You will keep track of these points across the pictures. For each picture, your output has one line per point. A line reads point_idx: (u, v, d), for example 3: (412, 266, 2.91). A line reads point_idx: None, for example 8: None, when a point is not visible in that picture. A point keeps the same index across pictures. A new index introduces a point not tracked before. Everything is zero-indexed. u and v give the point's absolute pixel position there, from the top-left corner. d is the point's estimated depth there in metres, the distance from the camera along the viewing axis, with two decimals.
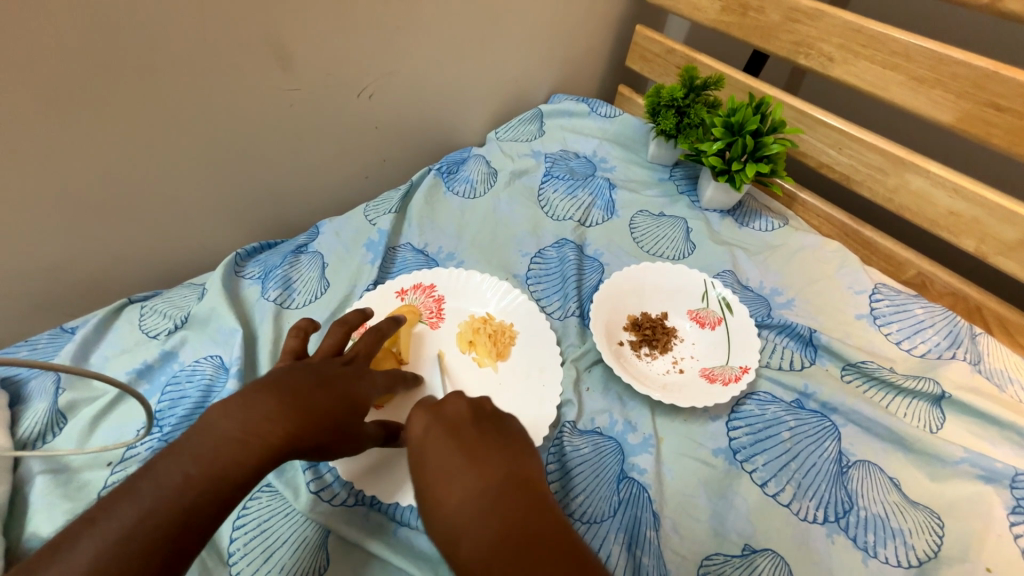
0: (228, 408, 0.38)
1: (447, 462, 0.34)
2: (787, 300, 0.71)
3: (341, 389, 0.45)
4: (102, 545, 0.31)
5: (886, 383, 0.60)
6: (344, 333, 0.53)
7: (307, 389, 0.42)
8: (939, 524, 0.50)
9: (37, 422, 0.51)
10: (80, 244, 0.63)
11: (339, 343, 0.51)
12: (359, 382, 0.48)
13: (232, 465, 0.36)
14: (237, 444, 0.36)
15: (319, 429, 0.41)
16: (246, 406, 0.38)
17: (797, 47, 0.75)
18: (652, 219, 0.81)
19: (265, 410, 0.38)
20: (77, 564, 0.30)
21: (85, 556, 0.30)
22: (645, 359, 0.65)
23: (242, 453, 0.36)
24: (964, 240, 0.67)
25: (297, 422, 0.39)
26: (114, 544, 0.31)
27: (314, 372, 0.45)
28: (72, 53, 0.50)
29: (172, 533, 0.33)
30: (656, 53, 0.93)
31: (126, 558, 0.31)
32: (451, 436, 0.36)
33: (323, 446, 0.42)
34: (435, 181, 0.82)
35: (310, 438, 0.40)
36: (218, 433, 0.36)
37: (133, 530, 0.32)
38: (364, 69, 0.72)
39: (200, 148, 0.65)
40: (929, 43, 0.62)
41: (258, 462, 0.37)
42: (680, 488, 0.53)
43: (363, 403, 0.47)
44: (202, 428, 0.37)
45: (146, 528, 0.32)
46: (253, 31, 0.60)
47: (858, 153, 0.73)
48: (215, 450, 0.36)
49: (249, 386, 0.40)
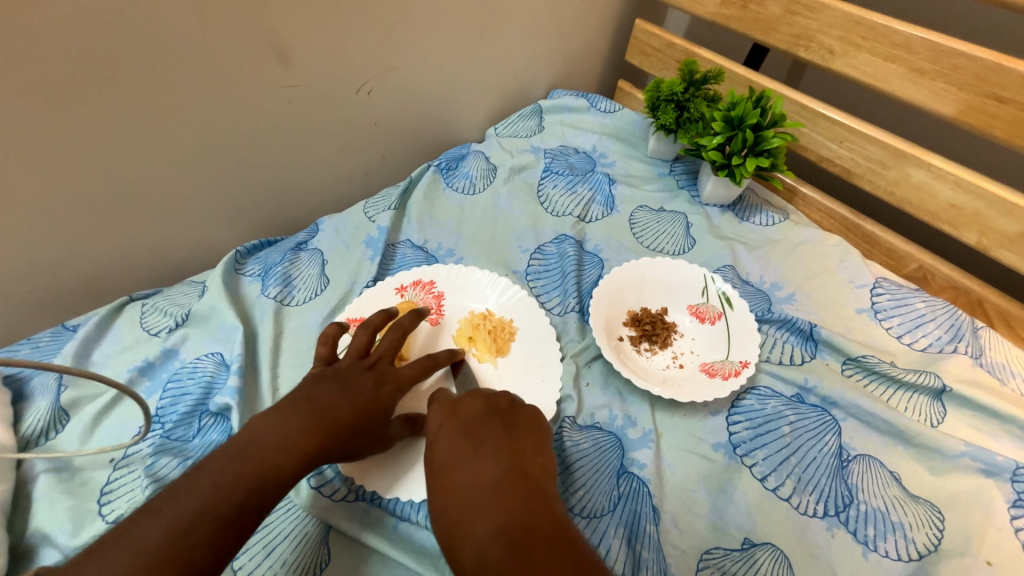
0: (269, 420, 0.43)
1: (458, 447, 0.42)
2: (787, 295, 0.71)
3: (366, 397, 0.48)
4: (166, 531, 0.35)
5: (887, 377, 0.60)
6: (371, 335, 0.53)
7: (334, 403, 0.46)
8: (939, 518, 0.50)
9: (40, 419, 0.52)
10: (81, 243, 0.64)
11: (365, 344, 0.53)
12: (385, 386, 0.50)
13: (272, 471, 0.40)
14: (277, 451, 0.41)
15: (348, 438, 0.46)
16: (283, 420, 0.44)
17: (797, 39, 0.74)
18: (652, 214, 0.81)
19: (300, 423, 0.44)
20: (144, 547, 0.34)
21: (152, 540, 0.34)
22: (645, 355, 0.65)
23: (283, 458, 0.41)
24: (966, 233, 0.67)
25: (326, 434, 0.44)
26: (178, 531, 0.35)
27: (341, 383, 0.48)
28: (70, 51, 0.50)
29: (225, 525, 0.37)
30: (656, 47, 0.93)
31: (190, 545, 0.35)
32: (465, 429, 0.44)
33: (350, 452, 0.46)
34: (434, 177, 0.82)
35: (337, 447, 0.45)
36: (261, 442, 0.42)
37: (194, 519, 0.36)
38: (363, 66, 0.72)
39: (199, 145, 0.65)
40: (930, 35, 0.62)
41: (295, 467, 0.42)
42: (680, 482, 0.53)
43: (388, 407, 0.49)
44: (246, 441, 0.42)
45: (205, 519, 0.36)
46: (250, 28, 0.59)
47: (859, 147, 0.73)
48: (261, 455, 0.41)
49: (286, 402, 0.45)
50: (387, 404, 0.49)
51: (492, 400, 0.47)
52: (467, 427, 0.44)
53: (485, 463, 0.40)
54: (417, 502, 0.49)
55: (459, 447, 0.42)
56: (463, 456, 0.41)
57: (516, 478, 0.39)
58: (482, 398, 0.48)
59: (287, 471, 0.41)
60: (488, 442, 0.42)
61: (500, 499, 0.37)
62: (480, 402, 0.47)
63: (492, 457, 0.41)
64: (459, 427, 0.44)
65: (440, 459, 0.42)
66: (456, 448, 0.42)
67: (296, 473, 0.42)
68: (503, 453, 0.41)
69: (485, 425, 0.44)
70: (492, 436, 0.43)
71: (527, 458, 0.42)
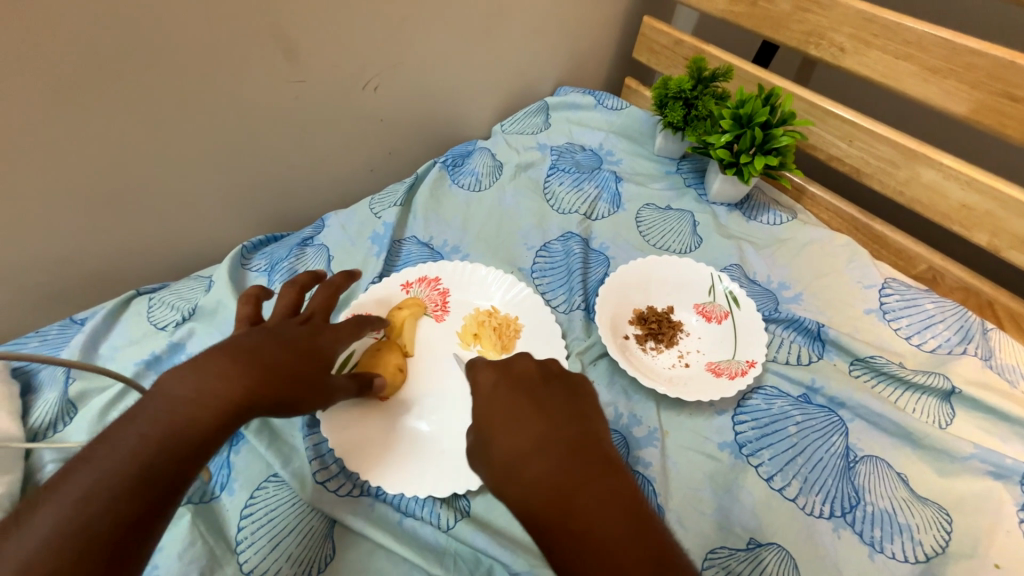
0: (178, 373, 0.39)
1: (511, 402, 0.42)
2: (794, 294, 0.70)
3: (299, 345, 0.46)
4: (63, 507, 0.31)
5: (895, 378, 0.60)
6: (298, 293, 0.53)
7: (262, 347, 0.43)
8: (947, 520, 0.49)
9: (48, 411, 0.52)
10: (89, 237, 0.64)
11: (293, 302, 0.52)
12: (320, 335, 0.49)
13: (186, 424, 0.36)
14: (190, 403, 0.37)
15: (281, 385, 0.43)
16: (197, 370, 0.39)
17: (807, 37, 0.73)
18: (659, 212, 0.81)
19: (222, 369, 0.39)
20: (40, 527, 0.30)
21: (50, 519, 0.30)
22: (650, 353, 0.64)
23: (196, 410, 0.37)
24: (977, 234, 0.66)
25: (257, 377, 0.41)
26: (78, 502, 0.31)
27: (266, 330, 0.46)
28: (77, 45, 0.50)
29: (137, 490, 0.33)
30: (664, 44, 0.92)
31: (96, 512, 0.31)
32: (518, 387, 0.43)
33: (288, 399, 0.43)
34: (440, 174, 0.82)
35: (272, 392, 0.41)
36: (169, 397, 0.37)
37: (96, 487, 0.32)
38: (370, 62, 0.72)
39: (205, 140, 0.65)
40: (944, 32, 0.61)
41: (216, 419, 0.38)
42: (685, 482, 0.52)
43: (326, 355, 0.48)
44: (154, 398, 0.37)
45: (111, 486, 0.32)
46: (257, 24, 0.59)
47: (869, 145, 0.72)
48: (169, 411, 0.36)
49: (207, 351, 0.41)
50: (322, 352, 0.48)
51: (546, 369, 0.47)
52: (525, 388, 0.43)
53: (550, 425, 0.39)
54: (422, 499, 0.50)
55: (518, 405, 0.41)
56: (525, 414, 0.40)
57: (585, 444, 0.39)
58: (533, 364, 0.47)
59: (205, 423, 0.37)
60: (549, 407, 0.41)
61: (575, 467, 0.36)
62: (534, 366, 0.46)
63: (556, 422, 0.40)
64: (516, 387, 0.43)
65: (491, 412, 0.42)
66: (515, 405, 0.41)
67: (218, 426, 0.38)
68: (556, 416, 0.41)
69: (542, 389, 0.44)
70: (552, 401, 0.42)
71: (588, 427, 0.41)
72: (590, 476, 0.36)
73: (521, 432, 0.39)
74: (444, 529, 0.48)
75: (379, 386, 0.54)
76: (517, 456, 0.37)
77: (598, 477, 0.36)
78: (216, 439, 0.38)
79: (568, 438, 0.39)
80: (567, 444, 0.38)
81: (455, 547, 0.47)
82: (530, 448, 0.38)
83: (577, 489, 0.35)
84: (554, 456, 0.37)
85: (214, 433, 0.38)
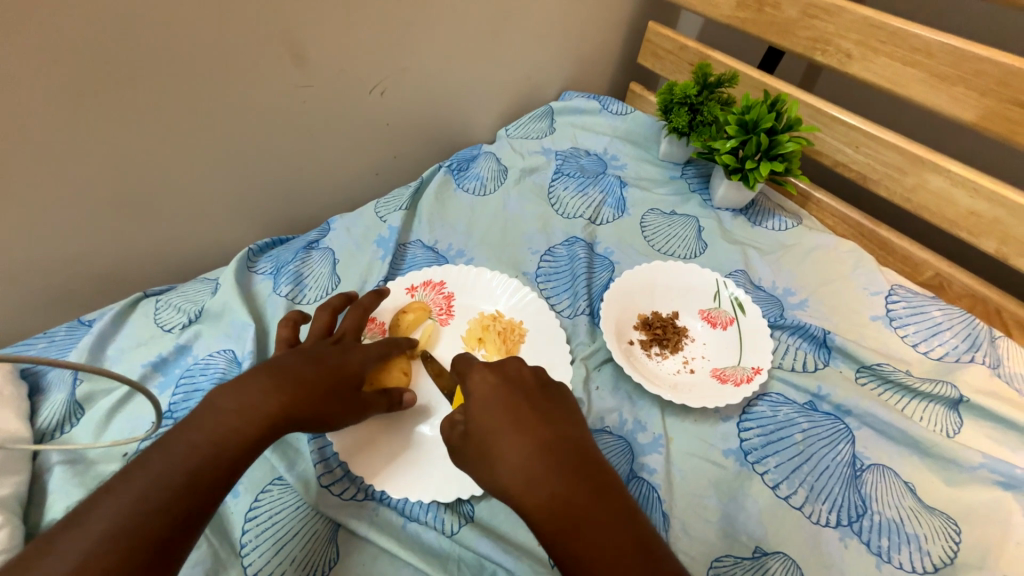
0: (223, 388, 0.41)
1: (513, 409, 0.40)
2: (800, 301, 0.70)
3: (331, 363, 0.47)
4: (116, 508, 0.34)
5: (901, 386, 0.59)
6: (332, 315, 0.54)
7: (296, 367, 0.45)
8: (955, 530, 0.49)
9: (55, 413, 0.52)
10: (97, 238, 0.64)
11: (328, 324, 0.53)
12: (352, 354, 0.49)
13: (229, 434, 0.39)
14: (234, 414, 0.40)
15: (315, 402, 0.44)
16: (238, 387, 0.42)
17: (813, 43, 0.73)
18: (664, 217, 0.81)
19: (260, 385, 0.42)
20: (95, 527, 0.33)
21: (105, 517, 0.33)
22: (655, 359, 0.64)
23: (238, 421, 0.39)
24: (985, 241, 0.66)
25: (294, 394, 0.43)
26: (131, 504, 0.34)
27: (301, 352, 0.47)
28: (88, 49, 0.51)
29: (183, 495, 0.35)
30: (669, 50, 0.92)
31: (145, 514, 0.34)
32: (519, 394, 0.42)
33: (323, 415, 0.44)
34: (445, 178, 0.82)
35: (306, 408, 0.43)
36: (216, 408, 0.40)
37: (147, 490, 0.35)
38: (377, 66, 0.72)
39: (213, 143, 0.65)
40: (951, 39, 0.61)
41: (258, 430, 0.40)
42: (689, 488, 0.52)
43: (358, 373, 0.49)
44: (202, 409, 0.40)
45: (161, 489, 0.35)
46: (266, 28, 0.60)
47: (875, 152, 0.72)
48: (215, 421, 0.39)
49: (250, 369, 0.44)
50: (355, 371, 0.48)
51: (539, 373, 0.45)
52: (523, 392, 0.42)
53: (553, 434, 0.39)
54: (425, 503, 0.50)
55: (518, 412, 0.40)
56: (527, 421, 0.39)
57: (587, 455, 0.39)
58: (526, 367, 0.46)
59: (248, 434, 0.40)
60: (549, 414, 0.41)
61: (583, 480, 0.36)
62: (528, 369, 0.45)
63: (557, 430, 0.40)
64: (515, 391, 0.42)
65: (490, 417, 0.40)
66: (515, 411, 0.40)
67: (260, 436, 0.40)
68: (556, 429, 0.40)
69: (541, 395, 0.43)
70: (551, 408, 0.41)
71: (585, 435, 0.41)
72: (598, 488, 0.36)
73: (524, 442, 0.38)
74: (448, 534, 0.48)
75: (407, 400, 0.53)
76: (524, 468, 0.37)
77: (604, 488, 0.37)
78: (257, 449, 0.40)
79: (572, 449, 0.38)
80: (573, 455, 0.38)
81: (459, 552, 0.47)
82: (538, 459, 0.37)
83: (586, 501, 0.35)
84: (563, 467, 0.37)
85: (255, 444, 0.40)
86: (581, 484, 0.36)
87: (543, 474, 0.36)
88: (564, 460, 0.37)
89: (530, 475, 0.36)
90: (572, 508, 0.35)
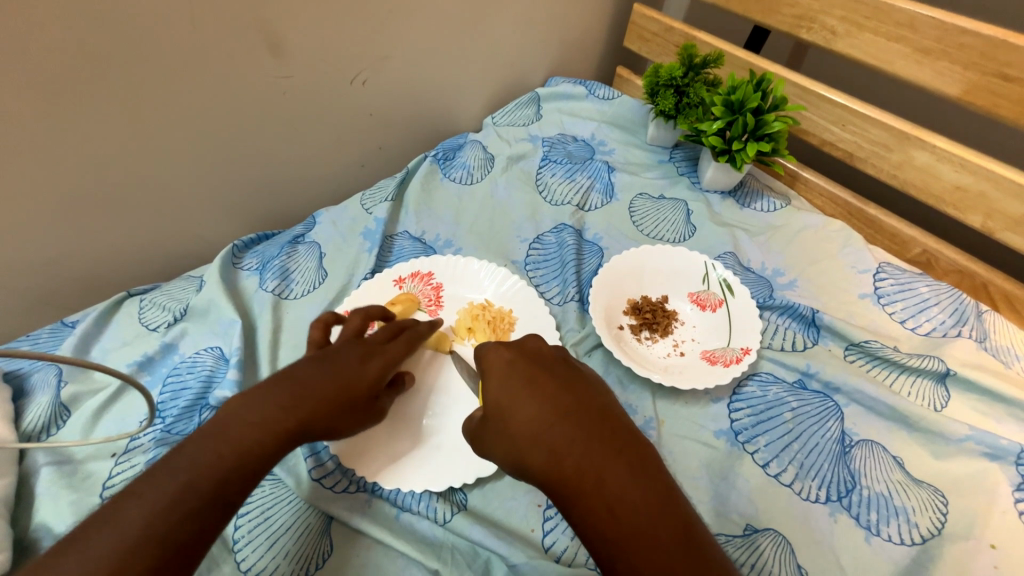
0: (247, 397, 0.41)
1: (531, 381, 0.40)
2: (788, 281, 0.70)
3: (350, 371, 0.45)
4: (148, 515, 0.34)
5: (890, 362, 0.60)
6: (365, 319, 0.52)
7: (311, 376, 0.43)
8: (942, 502, 0.50)
9: (40, 415, 0.52)
10: (79, 238, 0.63)
11: (360, 327, 0.50)
12: (373, 361, 0.47)
13: (249, 446, 0.38)
14: (254, 428, 0.39)
15: (332, 414, 0.43)
16: (262, 396, 0.41)
17: (798, 20, 0.73)
18: (652, 202, 0.80)
19: (279, 399, 0.41)
20: (128, 530, 0.33)
21: (137, 524, 0.33)
22: (645, 343, 0.64)
23: (261, 435, 0.39)
24: (971, 216, 0.66)
25: (311, 408, 0.41)
26: (162, 511, 0.34)
27: (325, 358, 0.45)
28: (57, 44, 0.50)
29: (209, 502, 0.36)
30: (654, 32, 0.91)
31: (174, 523, 0.34)
32: (538, 368, 0.42)
33: (339, 427, 0.44)
34: (431, 168, 0.81)
35: (321, 422, 0.42)
36: (240, 419, 0.39)
37: (177, 498, 0.35)
38: (357, 54, 0.71)
39: (192, 138, 0.64)
40: (935, 12, 0.61)
41: (276, 442, 0.40)
42: (680, 469, 0.52)
43: (378, 377, 0.47)
44: (223, 417, 0.39)
45: (191, 497, 0.35)
46: (241, 19, 0.59)
47: (862, 129, 0.72)
48: (237, 431, 0.39)
49: (267, 377, 0.43)
50: (375, 378, 0.46)
51: (562, 351, 0.46)
52: (544, 366, 0.42)
53: (576, 401, 0.39)
54: (417, 493, 0.50)
55: (538, 382, 0.40)
56: (548, 390, 0.40)
57: (610, 418, 0.39)
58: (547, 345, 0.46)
59: (266, 446, 0.39)
60: (573, 385, 0.41)
61: (606, 444, 0.36)
62: (548, 346, 0.45)
63: (579, 396, 0.40)
64: (535, 364, 0.42)
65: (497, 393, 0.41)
66: (534, 381, 0.40)
67: (277, 449, 0.40)
68: (567, 403, 0.39)
69: (563, 370, 0.42)
70: (574, 380, 0.41)
71: (613, 403, 0.41)
72: (624, 454, 0.36)
73: (543, 408, 0.38)
74: (441, 523, 0.48)
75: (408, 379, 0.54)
76: (544, 433, 0.37)
77: (631, 454, 0.36)
78: (274, 459, 0.40)
79: (594, 413, 0.39)
80: (596, 423, 0.38)
81: (452, 540, 0.47)
82: (555, 425, 0.37)
83: (614, 473, 0.35)
84: (581, 434, 0.37)
85: (273, 455, 0.40)
86: (602, 450, 0.36)
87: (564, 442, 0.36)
88: (586, 425, 0.37)
89: (550, 440, 0.37)
90: (599, 479, 0.35)
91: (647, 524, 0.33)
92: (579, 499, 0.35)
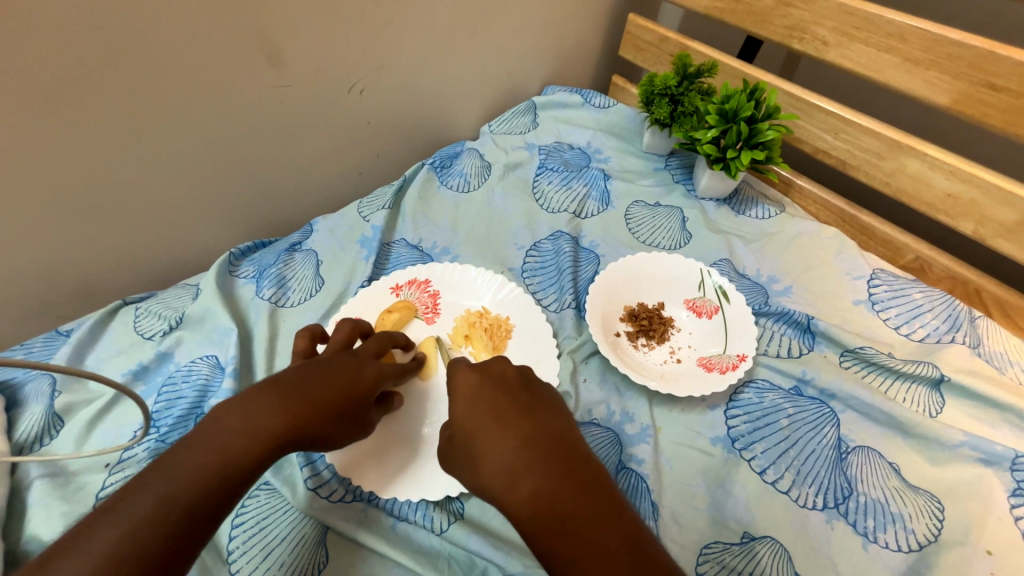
0: (232, 405, 0.40)
1: (495, 407, 0.41)
2: (784, 288, 0.70)
3: (343, 380, 0.45)
4: (122, 531, 0.33)
5: (885, 368, 0.60)
6: (353, 328, 0.53)
7: (306, 383, 0.43)
8: (939, 508, 0.50)
9: (33, 425, 0.51)
10: (75, 246, 0.63)
11: (347, 338, 0.52)
12: (367, 368, 0.48)
13: (235, 454, 0.38)
14: (242, 436, 0.39)
15: (323, 420, 0.43)
16: (248, 403, 0.40)
17: (791, 31, 0.74)
18: (648, 209, 0.81)
19: (269, 403, 0.41)
20: (99, 548, 0.32)
21: (108, 541, 0.33)
22: (642, 350, 0.64)
23: (247, 442, 0.39)
24: (963, 223, 0.67)
25: (301, 414, 0.41)
26: (135, 528, 0.34)
27: (314, 365, 0.45)
28: (55, 54, 0.50)
29: (185, 515, 0.35)
30: (649, 42, 0.92)
31: (150, 538, 0.34)
32: (503, 393, 0.42)
33: (327, 435, 0.43)
34: (428, 176, 0.81)
35: (312, 429, 0.42)
36: (225, 426, 0.39)
37: (154, 512, 0.34)
38: (355, 64, 0.71)
39: (190, 147, 0.64)
40: (925, 24, 0.62)
41: (262, 450, 0.39)
42: (677, 477, 0.52)
43: (370, 389, 0.47)
44: (206, 425, 0.39)
45: (165, 511, 0.35)
46: (239, 29, 0.59)
47: (855, 138, 0.72)
48: (223, 441, 0.38)
49: (251, 386, 0.42)
50: (366, 387, 0.47)
51: (525, 370, 0.46)
52: (506, 389, 0.43)
53: (536, 427, 0.40)
54: (414, 502, 0.49)
55: (500, 406, 0.41)
56: (509, 416, 0.40)
57: (568, 444, 0.39)
58: (511, 367, 0.46)
59: (252, 456, 0.39)
60: (530, 407, 0.41)
61: (559, 468, 0.37)
62: (512, 365, 0.45)
63: (540, 422, 0.40)
64: (498, 388, 0.43)
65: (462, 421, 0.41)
66: (496, 405, 0.41)
67: (264, 458, 0.40)
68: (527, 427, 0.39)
69: (524, 391, 0.43)
70: (534, 403, 0.42)
71: (571, 428, 0.41)
72: (578, 476, 0.37)
73: (505, 435, 0.39)
74: (438, 533, 0.48)
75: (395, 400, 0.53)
76: (503, 457, 0.38)
77: (584, 475, 0.37)
78: (259, 468, 0.40)
79: (552, 438, 0.39)
80: (553, 442, 0.39)
81: (449, 549, 0.47)
82: (516, 451, 0.38)
83: (569, 496, 0.35)
84: (538, 457, 0.37)
85: (260, 464, 0.39)
86: (558, 475, 0.36)
87: (520, 463, 0.37)
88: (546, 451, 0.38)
89: (509, 463, 0.37)
90: (556, 502, 0.35)
91: (598, 542, 0.34)
92: (534, 525, 0.35)
